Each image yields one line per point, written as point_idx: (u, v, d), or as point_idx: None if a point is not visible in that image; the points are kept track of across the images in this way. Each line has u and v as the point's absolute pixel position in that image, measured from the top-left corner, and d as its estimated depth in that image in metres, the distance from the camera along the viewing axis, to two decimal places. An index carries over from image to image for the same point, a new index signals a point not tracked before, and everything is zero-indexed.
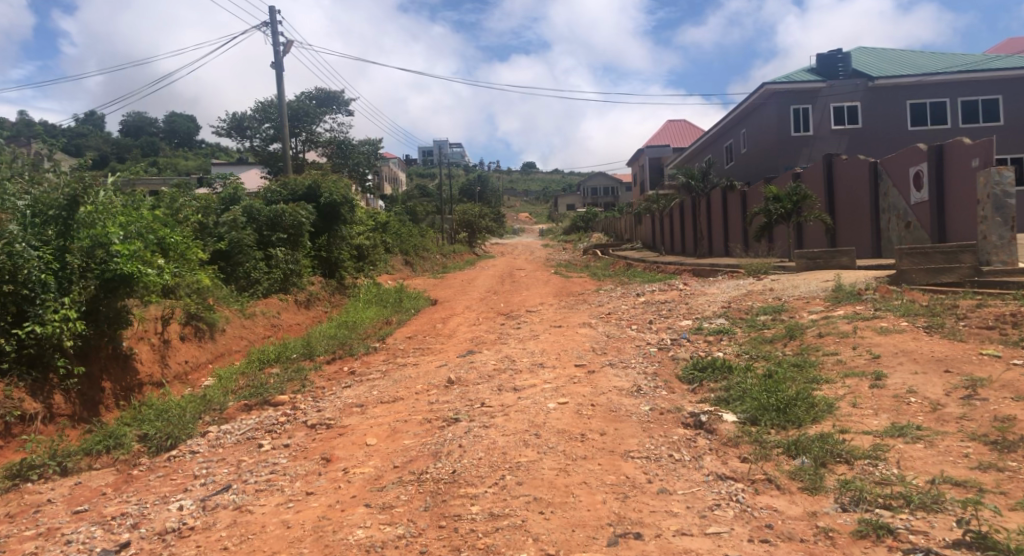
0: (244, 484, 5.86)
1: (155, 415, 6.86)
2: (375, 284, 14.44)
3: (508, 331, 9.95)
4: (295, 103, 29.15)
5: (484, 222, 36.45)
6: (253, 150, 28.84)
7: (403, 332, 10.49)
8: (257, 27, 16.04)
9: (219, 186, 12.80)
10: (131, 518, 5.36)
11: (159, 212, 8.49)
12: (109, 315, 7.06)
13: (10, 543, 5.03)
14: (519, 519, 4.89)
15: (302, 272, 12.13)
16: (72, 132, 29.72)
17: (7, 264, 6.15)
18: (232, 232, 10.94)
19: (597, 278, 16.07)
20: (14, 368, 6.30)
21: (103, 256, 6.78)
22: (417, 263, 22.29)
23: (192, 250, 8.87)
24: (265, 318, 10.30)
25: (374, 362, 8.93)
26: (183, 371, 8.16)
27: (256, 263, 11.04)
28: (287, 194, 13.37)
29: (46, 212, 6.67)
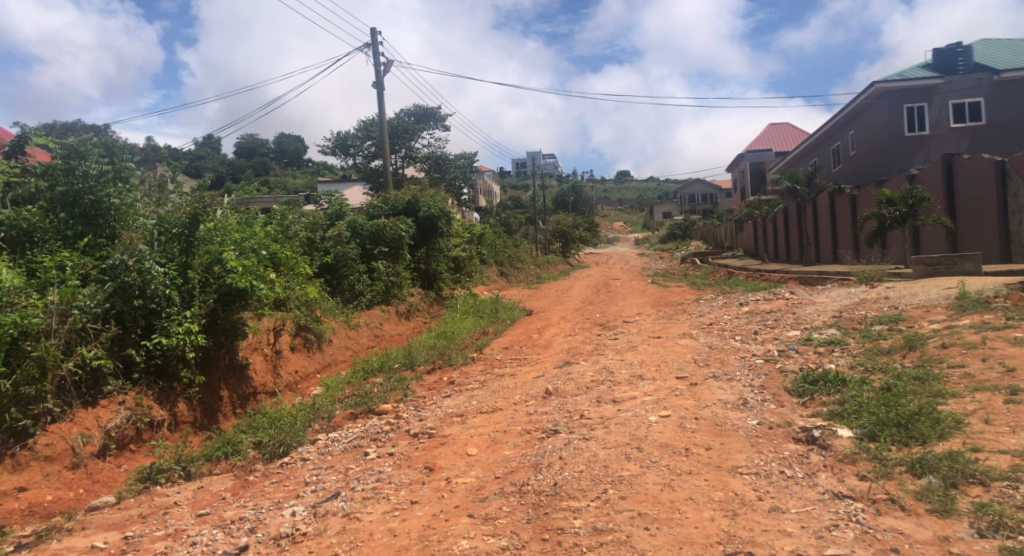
0: (352, 491, 6.09)
1: (269, 423, 7.17)
2: (472, 295, 14.63)
3: (605, 341, 9.84)
4: (395, 121, 30.07)
5: (578, 232, 36.25)
6: (356, 168, 29.98)
7: (499, 342, 10.55)
8: (360, 48, 16.77)
9: (324, 203, 13.33)
10: (249, 522, 5.73)
11: (271, 229, 8.82)
12: (226, 328, 7.37)
13: (143, 542, 5.45)
14: (623, 535, 4.83)
15: (402, 284, 12.44)
16: (192, 156, 31.87)
17: (136, 279, 6.65)
18: (337, 246, 11.34)
19: (697, 288, 15.68)
20: (142, 379, 6.80)
21: (220, 270, 7.14)
22: (512, 274, 22.45)
23: (301, 265, 9.28)
24: (369, 329, 10.64)
25: (472, 372, 8.96)
26: (294, 380, 8.53)
27: (359, 276, 11.42)
28: (388, 210, 13.72)
29: (171, 229, 7.19)
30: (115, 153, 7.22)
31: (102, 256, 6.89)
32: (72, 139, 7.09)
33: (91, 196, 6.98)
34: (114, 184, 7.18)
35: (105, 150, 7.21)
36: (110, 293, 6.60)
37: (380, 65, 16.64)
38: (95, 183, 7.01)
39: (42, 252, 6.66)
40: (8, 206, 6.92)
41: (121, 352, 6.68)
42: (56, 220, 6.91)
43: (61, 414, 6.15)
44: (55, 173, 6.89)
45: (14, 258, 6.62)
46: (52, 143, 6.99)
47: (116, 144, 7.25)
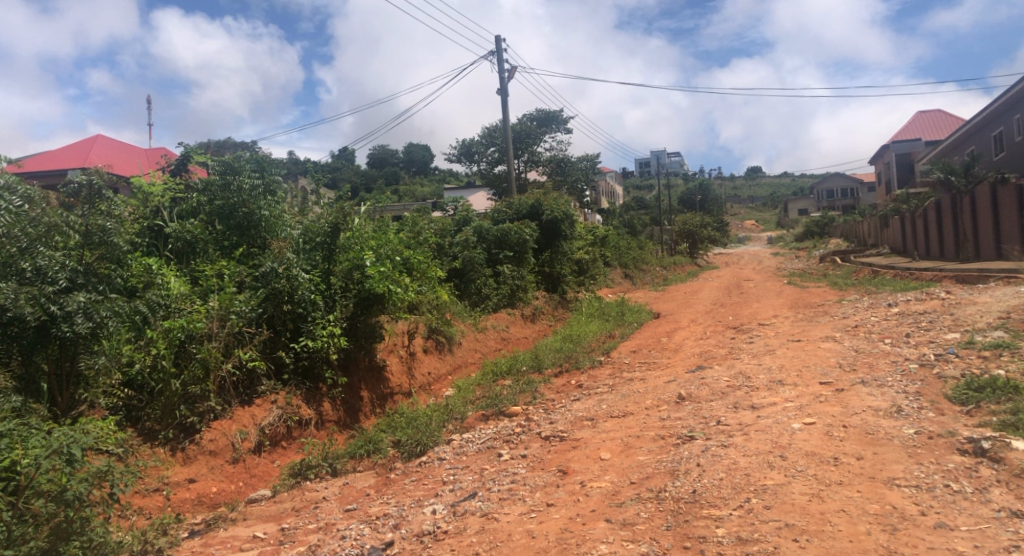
0: (489, 492, 6.20)
1: (406, 423, 7.49)
2: (597, 298, 14.52)
3: (739, 345, 9.52)
4: (518, 127, 30.49)
5: (707, 232, 35.34)
6: (480, 174, 30.64)
7: (627, 346, 10.42)
8: (486, 56, 17.15)
9: (451, 209, 13.78)
10: (393, 518, 5.99)
11: (404, 236, 9.19)
12: (365, 331, 7.85)
13: (298, 534, 5.92)
14: (770, 546, 4.64)
15: (528, 287, 12.58)
16: (329, 168, 33.72)
17: (285, 285, 7.19)
18: (464, 251, 11.69)
19: (838, 288, 14.88)
20: (292, 379, 7.46)
21: (359, 276, 7.53)
22: (637, 276, 22.23)
23: (433, 268, 9.50)
24: (496, 332, 10.83)
25: (600, 376, 8.88)
26: (427, 381, 8.84)
27: (486, 280, 11.68)
28: (512, 215, 13.93)
29: (315, 238, 7.71)
30: (265, 168, 7.84)
31: (254, 265, 7.45)
32: (228, 156, 7.76)
33: (244, 209, 7.57)
34: (264, 197, 7.74)
35: (257, 166, 7.84)
36: (262, 299, 7.22)
37: (505, 72, 16.93)
38: (248, 196, 7.59)
39: (205, 261, 7.39)
40: (173, 219, 7.72)
41: (273, 354, 7.39)
42: (215, 232, 7.61)
43: (223, 411, 6.91)
44: (214, 189, 7.58)
45: (181, 268, 7.42)
46: (211, 161, 7.72)
47: (265, 160, 7.89)
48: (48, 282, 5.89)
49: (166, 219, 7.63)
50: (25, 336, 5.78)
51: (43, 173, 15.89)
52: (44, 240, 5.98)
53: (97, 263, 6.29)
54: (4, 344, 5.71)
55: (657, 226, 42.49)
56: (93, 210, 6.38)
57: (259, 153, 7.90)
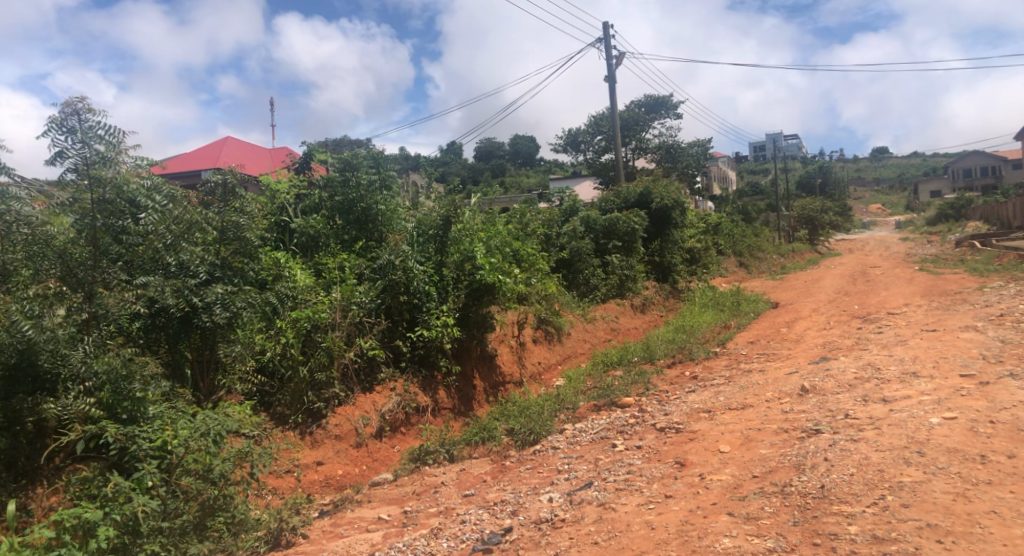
0: (604, 482, 6.17)
1: (519, 412, 7.65)
2: (710, 287, 14.12)
3: (866, 335, 9.04)
4: (627, 113, 30.14)
5: (828, 217, 33.91)
6: (585, 162, 30.32)
7: (743, 336, 10.09)
8: (594, 43, 17.04)
9: (557, 200, 13.86)
10: (510, 505, 6.09)
11: (513, 227, 9.28)
12: (477, 321, 8.08)
13: (420, 517, 6.18)
14: (911, 546, 4.39)
15: (638, 277, 12.45)
16: (438, 162, 34.57)
17: (401, 277, 7.55)
18: (573, 241, 11.78)
19: (978, 275, 13.82)
20: (409, 367, 7.83)
21: (470, 268, 7.78)
22: (752, 265, 21.60)
23: (542, 260, 9.52)
24: (605, 322, 10.83)
25: (716, 367, 8.66)
26: (537, 371, 9.00)
27: (594, 270, 11.69)
28: (621, 203, 13.94)
29: (429, 231, 8.04)
30: (381, 164, 8.17)
31: (372, 257, 7.89)
32: (347, 152, 8.11)
33: (362, 203, 8.01)
34: (381, 192, 8.16)
35: (374, 161, 8.18)
36: (380, 290, 7.63)
37: (611, 58, 16.69)
38: (366, 191, 8.01)
39: (327, 254, 7.86)
40: (298, 215, 8.23)
41: (391, 343, 7.76)
42: (336, 226, 8.07)
43: (346, 397, 7.33)
44: (334, 185, 8.05)
45: (306, 261, 7.91)
46: (331, 158, 8.13)
47: (381, 156, 8.18)
48: (190, 275, 6.50)
49: (292, 215, 8.14)
50: (171, 326, 6.46)
51: (182, 173, 17.06)
52: (186, 237, 6.54)
53: (232, 258, 6.83)
54: (155, 333, 6.44)
55: (771, 212, 40.72)
56: (227, 208, 6.89)
57: (375, 149, 8.21)
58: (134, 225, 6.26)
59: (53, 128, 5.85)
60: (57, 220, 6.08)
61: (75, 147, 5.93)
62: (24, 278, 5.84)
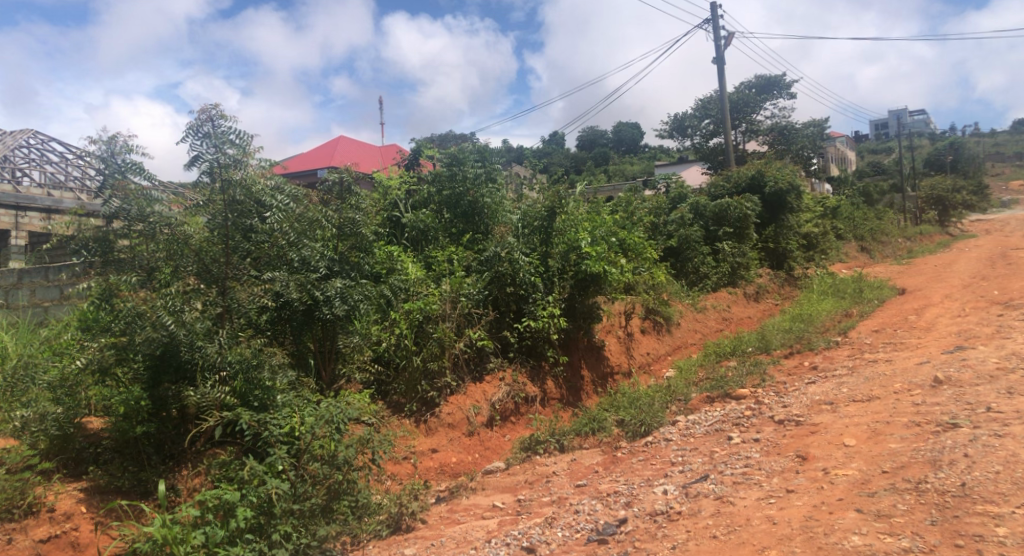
0: (721, 475, 6.02)
1: (629, 403, 7.59)
2: (830, 274, 13.42)
3: (1009, 323, 8.37)
4: (735, 96, 29.15)
5: (961, 196, 31.70)
6: (693, 149, 28.74)
7: (867, 325, 9.57)
8: (702, 24, 16.61)
9: (663, 187, 13.63)
10: (624, 496, 6.05)
11: (619, 216, 9.18)
12: (584, 311, 8.05)
13: (534, 506, 6.26)
14: None
15: (751, 264, 12.09)
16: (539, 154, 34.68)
17: (508, 269, 7.64)
18: (680, 229, 11.71)
19: None
20: (517, 357, 7.93)
21: (576, 258, 7.76)
22: (876, 249, 20.48)
23: (648, 249, 9.37)
24: (717, 311, 10.61)
25: (838, 358, 8.26)
26: (647, 361, 8.92)
27: (704, 258, 11.55)
28: (731, 188, 13.70)
29: (533, 222, 8.08)
30: (486, 157, 8.56)
31: (479, 250, 8.05)
32: (454, 148, 8.53)
33: (469, 197, 8.28)
34: (486, 185, 8.40)
35: (480, 155, 8.61)
36: (488, 281, 7.76)
37: (719, 39, 16.17)
38: (472, 185, 8.31)
39: (436, 247, 8.08)
40: (408, 209, 8.50)
41: (499, 333, 7.90)
42: (444, 220, 8.34)
43: (457, 387, 7.52)
44: (442, 180, 8.39)
45: (417, 254, 8.17)
46: (440, 154, 8.53)
47: (486, 149, 8.59)
48: (312, 270, 6.85)
49: (403, 210, 8.44)
50: (295, 318, 6.80)
51: (301, 174, 17.87)
52: (308, 235, 6.93)
53: (349, 252, 7.19)
54: (280, 324, 6.80)
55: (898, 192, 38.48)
56: (344, 205, 7.28)
57: (480, 144, 8.63)
58: (261, 224, 6.64)
59: (191, 134, 6.40)
60: (192, 220, 6.52)
61: (209, 150, 6.43)
62: (165, 275, 6.33)
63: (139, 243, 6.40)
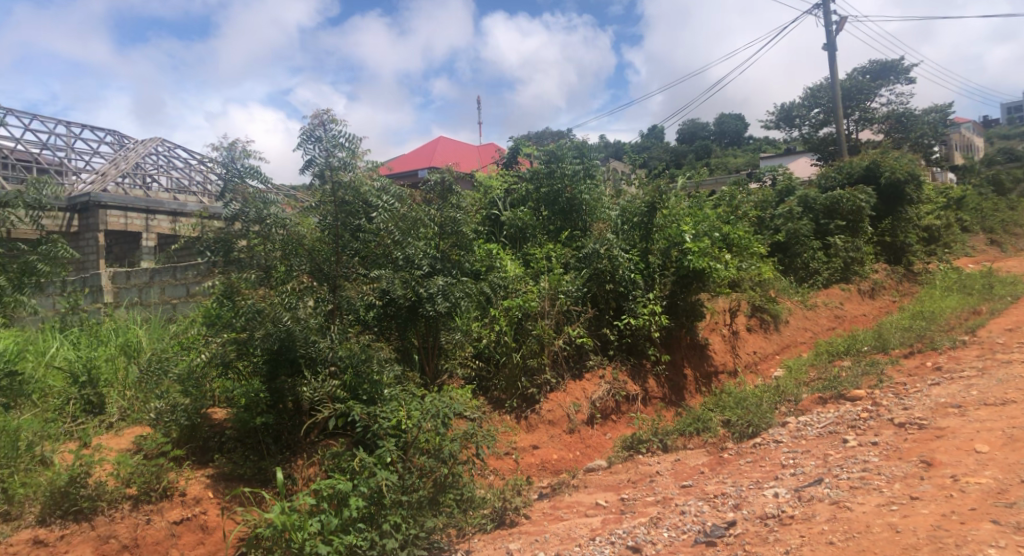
0: (836, 479, 5.73)
1: (735, 403, 7.41)
2: (954, 269, 12.61)
3: None
4: (848, 83, 27.73)
5: None
6: (801, 139, 27.29)
7: (999, 323, 8.91)
8: (812, 8, 15.92)
9: (769, 179, 13.17)
10: (732, 498, 5.88)
11: (722, 211, 8.93)
12: (686, 309, 7.93)
13: (638, 505, 6.18)
14: None
15: (865, 259, 11.61)
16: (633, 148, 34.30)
17: (608, 266, 7.59)
18: (788, 224, 11.30)
19: None
20: (617, 355, 7.88)
21: (678, 254, 7.63)
22: (1007, 242, 19.04)
23: (754, 244, 9.08)
24: (829, 309, 10.25)
25: (965, 358, 7.74)
26: (753, 360, 8.69)
27: (814, 253, 11.21)
28: (842, 179, 13.16)
29: (633, 218, 8.02)
30: (585, 153, 8.51)
31: (577, 247, 8.05)
32: (553, 145, 8.60)
33: (567, 194, 8.32)
34: (584, 181, 8.38)
35: (579, 152, 8.61)
36: (587, 278, 7.73)
37: (831, 23, 15.45)
38: (570, 181, 8.33)
39: (535, 245, 8.15)
40: (508, 207, 8.73)
41: (599, 331, 7.86)
42: (542, 217, 8.45)
43: (558, 384, 7.52)
44: (540, 177, 8.46)
45: (515, 251, 8.27)
46: (538, 152, 8.63)
47: (585, 146, 8.58)
48: (416, 268, 6.97)
49: (501, 208, 8.62)
50: (400, 315, 6.97)
51: (404, 174, 18.42)
52: (411, 234, 7.05)
53: (450, 250, 7.28)
54: (386, 321, 6.98)
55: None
56: (445, 204, 7.41)
57: (579, 140, 8.60)
58: (368, 224, 6.87)
59: (304, 139, 6.72)
60: (304, 220, 6.78)
61: (321, 154, 6.73)
62: (281, 274, 6.62)
63: (256, 243, 6.65)
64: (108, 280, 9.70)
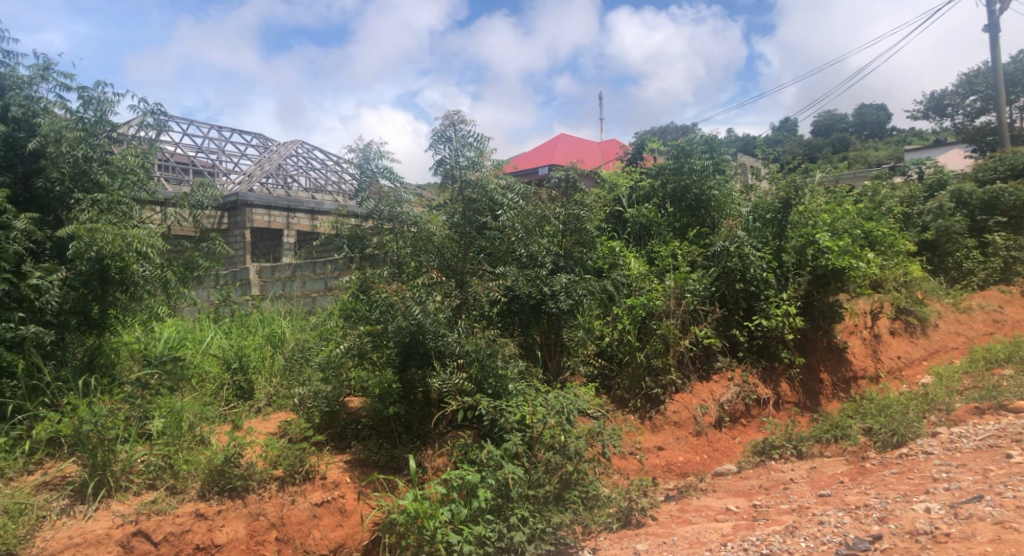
0: (999, 497, 5.23)
1: (877, 410, 6.98)
2: None
3: None
4: (1012, 66, 24.56)
5: None
6: (956, 129, 24.85)
7: None
8: None
9: (915, 172, 12.32)
10: (876, 511, 5.52)
11: (864, 206, 8.45)
12: (823, 310, 7.61)
13: (771, 512, 5.92)
14: None
15: None
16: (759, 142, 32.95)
17: (738, 265, 7.43)
18: (939, 220, 10.56)
19: None
20: (747, 356, 7.66)
21: (814, 252, 7.27)
22: None
23: (902, 242, 8.54)
24: (985, 313, 9.53)
25: None
26: (897, 366, 8.20)
27: (968, 252, 10.59)
28: (1003, 172, 12.17)
29: (765, 215, 7.78)
30: (715, 148, 8.26)
31: (705, 244, 7.90)
32: (682, 139, 8.39)
33: (696, 190, 8.12)
34: (714, 177, 8.17)
35: (709, 147, 8.34)
36: (714, 277, 7.56)
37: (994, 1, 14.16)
38: (699, 177, 8.12)
39: (659, 243, 8.06)
40: (632, 204, 8.64)
41: (727, 331, 7.67)
42: (668, 214, 8.32)
43: (683, 384, 7.37)
44: (667, 173, 8.31)
45: (640, 249, 8.20)
46: (666, 147, 8.43)
47: (716, 140, 8.30)
48: (539, 266, 7.01)
49: (626, 205, 8.59)
50: (523, 312, 7.09)
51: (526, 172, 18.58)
52: (536, 231, 7.13)
53: (573, 247, 7.26)
54: (510, 317, 7.12)
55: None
56: (569, 201, 7.43)
57: (709, 134, 8.34)
58: (493, 221, 6.98)
59: (436, 140, 6.89)
60: (433, 218, 6.92)
61: (452, 154, 6.89)
62: (411, 269, 6.79)
63: (389, 239, 6.86)
64: (256, 274, 10.41)
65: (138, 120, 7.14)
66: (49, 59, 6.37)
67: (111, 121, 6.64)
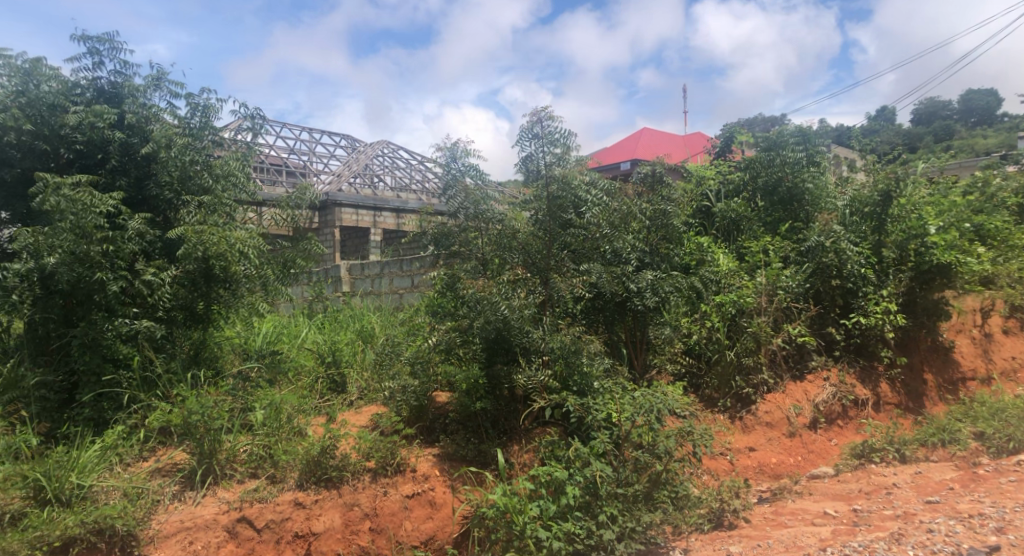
0: None
1: (990, 414, 6.70)
2: None
3: None
4: None
5: None
6: None
7: None
8: None
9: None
10: (993, 520, 5.21)
11: (974, 198, 8.04)
12: (927, 307, 7.31)
13: (874, 518, 5.65)
14: None
15: None
16: None
17: (835, 260, 7.14)
18: None
19: None
20: (845, 356, 7.38)
21: (919, 247, 7.01)
22: None
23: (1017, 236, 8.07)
24: None
25: None
26: (1010, 367, 7.76)
27: None
28: None
29: (863, 208, 7.49)
30: (810, 139, 7.96)
31: (799, 239, 7.61)
32: (775, 131, 8.17)
33: (789, 183, 7.89)
34: (808, 169, 7.89)
35: (802, 138, 8.01)
36: (810, 274, 7.29)
37: None
38: (791, 170, 7.91)
39: (750, 237, 7.89)
40: (720, 199, 8.41)
41: (823, 330, 7.39)
42: (759, 208, 8.12)
43: (776, 384, 7.17)
44: (758, 166, 8.13)
45: (729, 244, 8.05)
46: (757, 138, 8.24)
47: (811, 131, 7.98)
48: (624, 262, 6.96)
49: (714, 200, 8.38)
50: (608, 309, 7.04)
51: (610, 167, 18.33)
52: (622, 227, 7.01)
53: (659, 244, 7.20)
54: (594, 314, 7.09)
55: None
56: (655, 196, 7.32)
57: (802, 124, 8.06)
58: (578, 219, 6.85)
59: (523, 136, 6.92)
60: (518, 215, 6.96)
61: (539, 151, 6.91)
62: (496, 266, 6.84)
63: (473, 236, 6.95)
64: (346, 271, 10.76)
65: (235, 124, 7.45)
66: (162, 68, 6.75)
67: (213, 126, 6.97)
